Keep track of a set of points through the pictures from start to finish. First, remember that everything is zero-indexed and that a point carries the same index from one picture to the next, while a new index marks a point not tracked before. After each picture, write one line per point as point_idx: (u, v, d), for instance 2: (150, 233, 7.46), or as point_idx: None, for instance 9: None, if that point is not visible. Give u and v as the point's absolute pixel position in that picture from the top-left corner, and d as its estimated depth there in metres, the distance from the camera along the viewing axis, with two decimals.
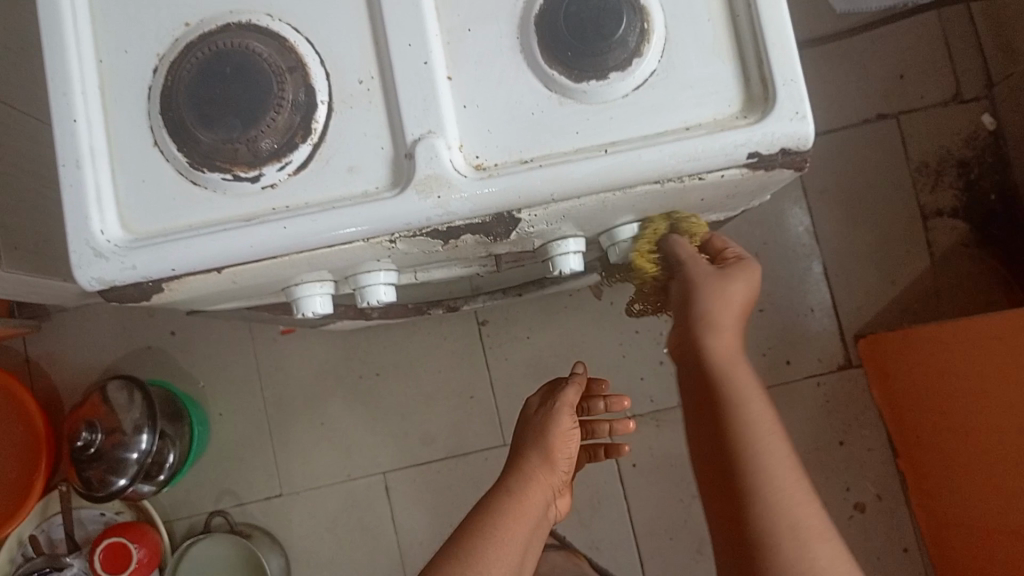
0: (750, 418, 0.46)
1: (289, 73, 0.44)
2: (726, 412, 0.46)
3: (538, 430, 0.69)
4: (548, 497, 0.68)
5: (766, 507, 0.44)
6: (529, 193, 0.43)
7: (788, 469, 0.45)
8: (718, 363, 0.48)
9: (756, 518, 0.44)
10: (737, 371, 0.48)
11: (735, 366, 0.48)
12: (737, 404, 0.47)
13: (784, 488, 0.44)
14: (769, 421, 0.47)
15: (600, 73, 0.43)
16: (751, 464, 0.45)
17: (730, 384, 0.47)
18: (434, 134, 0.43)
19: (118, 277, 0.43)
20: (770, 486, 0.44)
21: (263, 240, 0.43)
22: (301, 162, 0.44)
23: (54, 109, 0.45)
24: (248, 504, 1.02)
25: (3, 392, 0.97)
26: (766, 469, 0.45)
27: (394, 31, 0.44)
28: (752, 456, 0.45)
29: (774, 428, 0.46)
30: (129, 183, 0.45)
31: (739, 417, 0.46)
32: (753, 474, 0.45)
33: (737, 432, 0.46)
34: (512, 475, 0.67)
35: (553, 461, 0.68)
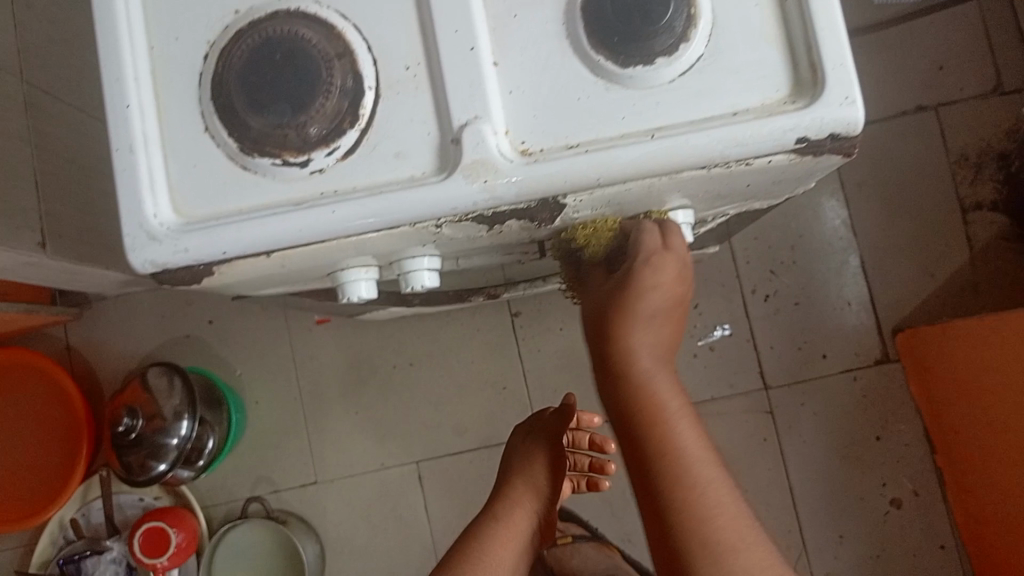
0: (663, 417, 0.45)
1: (337, 59, 0.45)
2: (639, 410, 0.45)
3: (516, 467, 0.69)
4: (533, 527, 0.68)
5: (684, 505, 0.44)
6: (575, 177, 0.43)
7: (704, 466, 0.45)
8: (624, 362, 0.45)
9: (675, 515, 0.44)
10: (644, 363, 0.45)
11: (658, 390, 0.45)
12: (648, 399, 0.45)
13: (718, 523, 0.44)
14: (681, 409, 0.45)
15: (647, 59, 0.43)
16: (663, 462, 0.44)
17: (637, 375, 0.45)
18: (481, 119, 0.44)
19: (170, 260, 0.44)
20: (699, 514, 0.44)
21: (312, 225, 0.43)
22: (349, 147, 0.45)
23: (108, 95, 0.45)
24: (284, 492, 1.03)
25: (46, 379, 0.99)
26: (681, 468, 0.44)
27: (441, 17, 0.44)
28: (665, 460, 0.44)
29: (689, 425, 0.45)
30: (180, 168, 0.45)
31: (652, 417, 0.45)
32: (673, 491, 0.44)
33: (650, 434, 0.45)
34: (496, 503, 0.67)
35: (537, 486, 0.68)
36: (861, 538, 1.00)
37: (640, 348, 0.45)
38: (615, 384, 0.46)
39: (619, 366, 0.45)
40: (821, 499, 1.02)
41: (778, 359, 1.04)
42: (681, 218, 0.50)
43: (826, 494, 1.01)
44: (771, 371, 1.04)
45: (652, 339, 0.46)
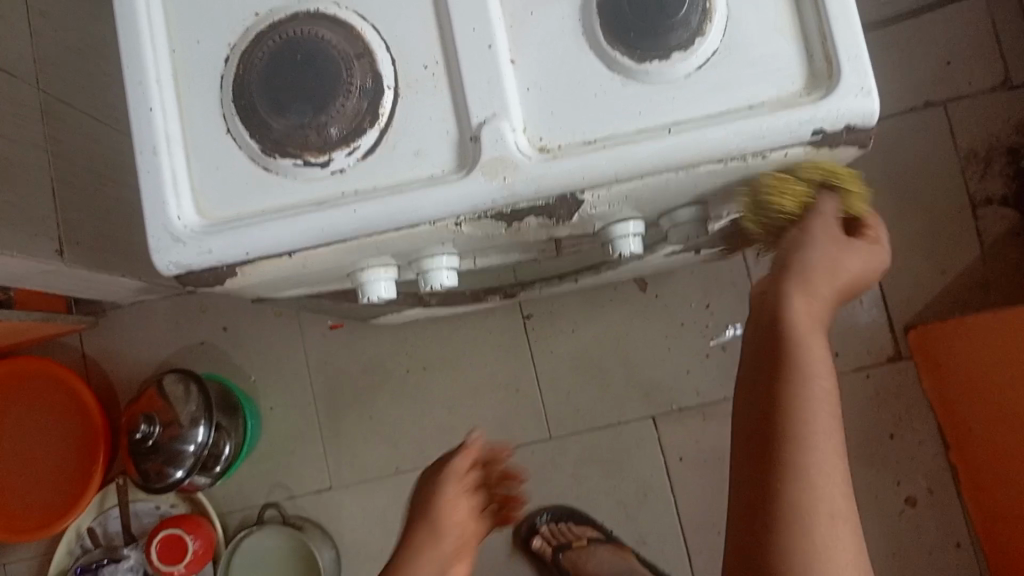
0: (808, 425, 0.42)
1: (357, 60, 0.45)
2: (790, 403, 0.42)
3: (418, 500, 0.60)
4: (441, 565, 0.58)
5: (806, 515, 0.40)
6: (594, 174, 0.43)
7: (836, 493, 0.41)
8: (800, 343, 0.44)
9: (790, 520, 0.40)
10: (808, 323, 0.45)
11: (812, 335, 0.44)
12: (806, 395, 0.43)
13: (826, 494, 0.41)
14: (831, 415, 0.43)
15: (663, 54, 0.44)
16: (796, 455, 0.41)
17: (801, 365, 0.43)
18: (499, 117, 0.44)
19: (195, 261, 0.45)
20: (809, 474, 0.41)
21: (334, 225, 0.44)
22: (369, 147, 0.45)
23: (131, 99, 0.46)
24: (300, 498, 1.03)
25: (63, 388, 1.00)
26: (815, 479, 0.41)
27: (459, 16, 0.45)
28: (802, 459, 0.41)
29: (830, 417, 0.43)
30: (203, 170, 0.46)
31: (797, 416, 0.42)
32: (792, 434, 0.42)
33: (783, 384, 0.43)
34: None
35: None
36: (877, 536, 1.00)
37: (800, 301, 0.45)
38: (774, 353, 0.44)
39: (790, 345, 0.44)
40: None
41: None
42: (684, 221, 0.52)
43: None
44: None
45: (821, 337, 0.45)
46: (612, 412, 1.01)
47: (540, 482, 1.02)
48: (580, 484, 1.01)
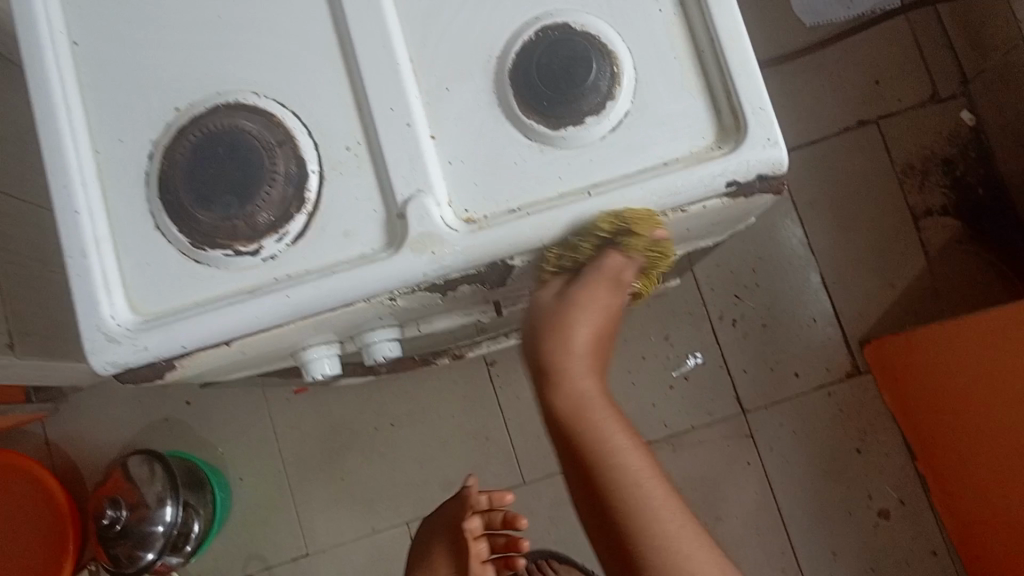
0: (603, 446, 0.47)
1: (279, 147, 0.46)
2: (605, 484, 0.47)
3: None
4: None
5: (653, 541, 0.46)
6: (520, 240, 0.44)
7: (650, 480, 0.47)
8: (575, 401, 0.48)
9: (633, 526, 0.46)
10: (583, 395, 0.48)
11: (590, 401, 0.48)
12: (618, 468, 0.47)
13: (673, 541, 0.46)
14: (643, 465, 0.47)
15: (576, 119, 0.45)
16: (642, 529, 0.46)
17: (594, 429, 0.47)
18: (423, 192, 0.45)
19: (131, 359, 0.45)
20: (660, 541, 0.46)
21: (269, 312, 0.44)
22: (298, 231, 0.46)
23: (57, 203, 0.46)
24: (276, 567, 1.02)
25: (24, 477, 0.98)
26: (629, 484, 0.46)
27: (376, 98, 0.46)
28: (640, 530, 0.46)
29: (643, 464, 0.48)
30: (134, 267, 0.46)
31: (609, 476, 0.47)
32: (624, 504, 0.46)
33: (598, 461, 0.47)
34: None
35: None
36: (855, 552, 1.01)
37: (575, 375, 0.48)
38: (567, 437, 0.48)
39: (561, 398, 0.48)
40: (812, 517, 1.02)
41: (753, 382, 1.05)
42: None
43: (816, 512, 1.02)
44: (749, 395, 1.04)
45: (589, 370, 0.48)
46: None
47: None
48: (556, 526, 1.01)
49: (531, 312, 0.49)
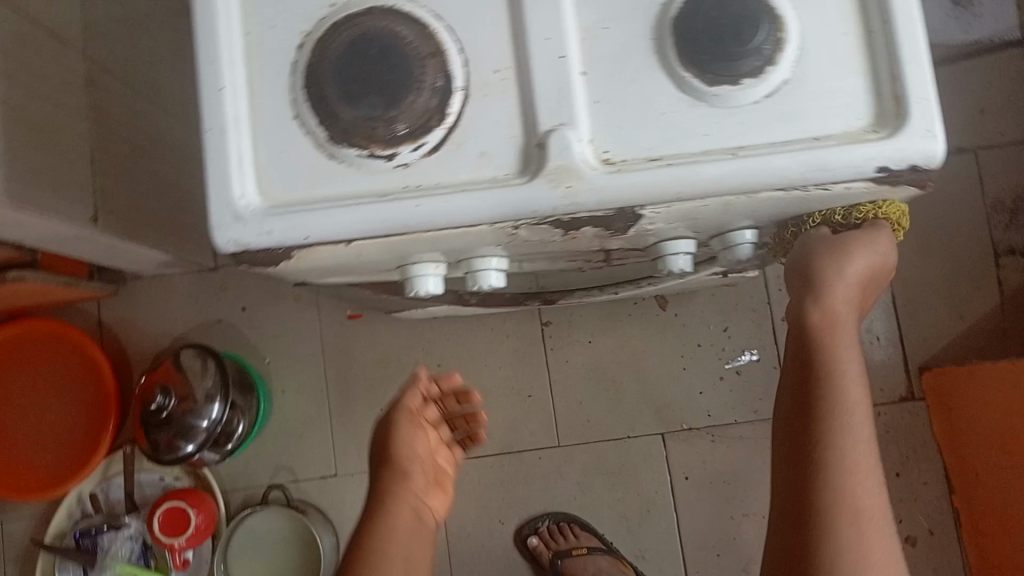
0: (838, 400, 0.48)
1: (430, 58, 0.46)
2: (822, 402, 0.48)
3: (376, 448, 0.65)
4: (424, 474, 0.65)
5: (840, 468, 0.46)
6: (657, 190, 0.44)
7: (863, 439, 0.47)
8: (830, 322, 0.49)
9: (826, 452, 0.47)
10: (837, 319, 0.49)
11: (840, 328, 0.49)
12: (836, 392, 0.48)
13: (856, 481, 0.46)
14: (859, 401, 0.48)
15: (733, 78, 0.44)
16: (833, 453, 0.47)
17: (833, 348, 0.49)
18: (567, 126, 0.45)
19: (254, 241, 0.45)
20: (846, 472, 0.46)
21: (396, 218, 0.45)
22: (435, 144, 0.46)
23: (201, 77, 0.46)
24: (304, 481, 1.03)
25: (78, 352, 1.00)
26: (844, 416, 0.47)
27: (535, 24, 0.45)
28: (840, 458, 0.46)
29: (862, 401, 0.48)
30: (267, 153, 0.46)
31: (831, 396, 0.48)
32: (829, 428, 0.47)
33: (826, 377, 0.48)
34: (373, 503, 0.64)
35: (407, 472, 0.64)
36: None
37: (834, 298, 0.49)
38: (807, 349, 0.49)
39: (816, 340, 0.49)
40: None
41: None
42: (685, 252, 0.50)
43: None
44: None
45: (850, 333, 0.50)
46: (623, 426, 1.02)
47: (545, 489, 1.02)
48: (584, 493, 1.01)
49: (796, 248, 0.51)
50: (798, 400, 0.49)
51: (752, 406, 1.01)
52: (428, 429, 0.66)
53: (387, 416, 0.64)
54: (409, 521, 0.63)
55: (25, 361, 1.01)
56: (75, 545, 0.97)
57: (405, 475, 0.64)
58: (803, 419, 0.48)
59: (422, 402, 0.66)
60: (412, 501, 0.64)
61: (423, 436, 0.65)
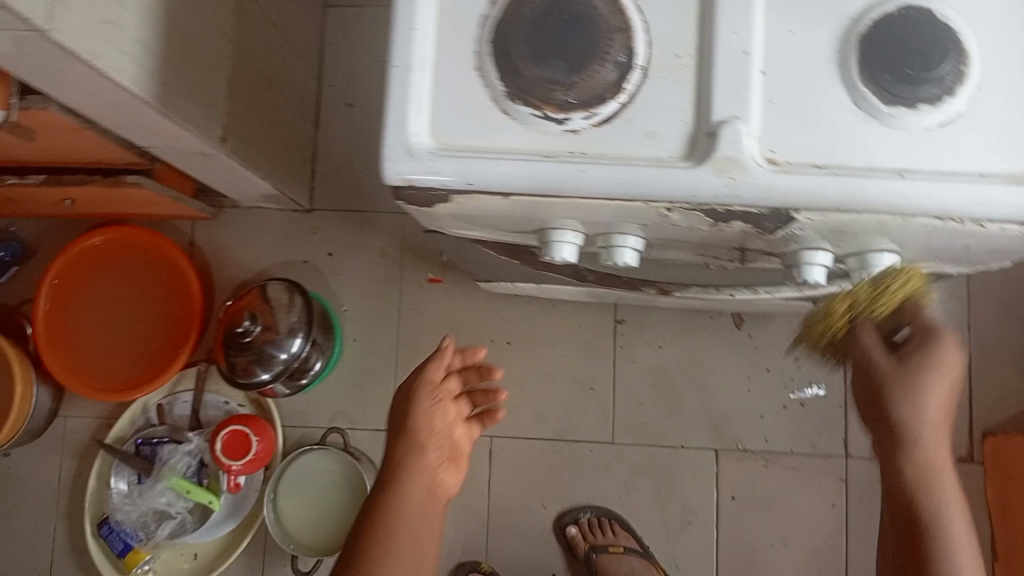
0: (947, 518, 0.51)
1: (618, 33, 0.47)
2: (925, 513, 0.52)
3: (394, 421, 0.66)
4: (439, 446, 0.66)
5: (945, 564, 0.51)
6: (817, 196, 0.45)
7: (961, 532, 0.52)
8: (914, 444, 0.51)
9: (933, 559, 0.51)
10: (929, 435, 0.51)
11: (928, 443, 0.51)
12: (935, 504, 0.52)
13: (964, 569, 0.51)
14: (956, 501, 0.52)
15: (910, 102, 0.46)
16: (941, 556, 0.51)
17: (930, 468, 0.51)
18: (739, 120, 0.46)
19: (421, 178, 0.47)
20: (953, 567, 0.51)
21: (559, 179, 0.46)
22: (607, 116, 0.47)
23: (396, 14, 0.48)
24: (359, 430, 1.05)
25: (173, 267, 1.03)
26: (937, 520, 0.51)
27: (725, 17, 0.46)
28: (947, 560, 0.51)
29: (955, 500, 0.52)
30: (445, 97, 0.48)
31: (933, 511, 0.52)
32: (930, 537, 0.52)
33: (927, 493, 0.51)
34: (382, 478, 0.64)
35: (421, 447, 0.65)
36: None
37: (923, 421, 0.51)
38: (901, 471, 0.52)
39: (907, 457, 0.51)
40: None
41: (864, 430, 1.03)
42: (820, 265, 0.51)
43: None
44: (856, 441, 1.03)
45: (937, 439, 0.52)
46: (678, 434, 1.03)
47: (591, 482, 1.03)
48: (628, 493, 1.02)
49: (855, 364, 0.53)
50: (908, 512, 0.52)
51: (810, 439, 1.01)
52: (450, 402, 0.67)
53: (410, 387, 0.66)
54: (421, 492, 0.64)
55: (116, 265, 1.04)
56: (135, 450, 1.00)
57: (419, 451, 0.64)
58: (908, 531, 0.52)
59: (441, 375, 0.67)
60: (423, 475, 0.64)
61: (443, 409, 0.66)
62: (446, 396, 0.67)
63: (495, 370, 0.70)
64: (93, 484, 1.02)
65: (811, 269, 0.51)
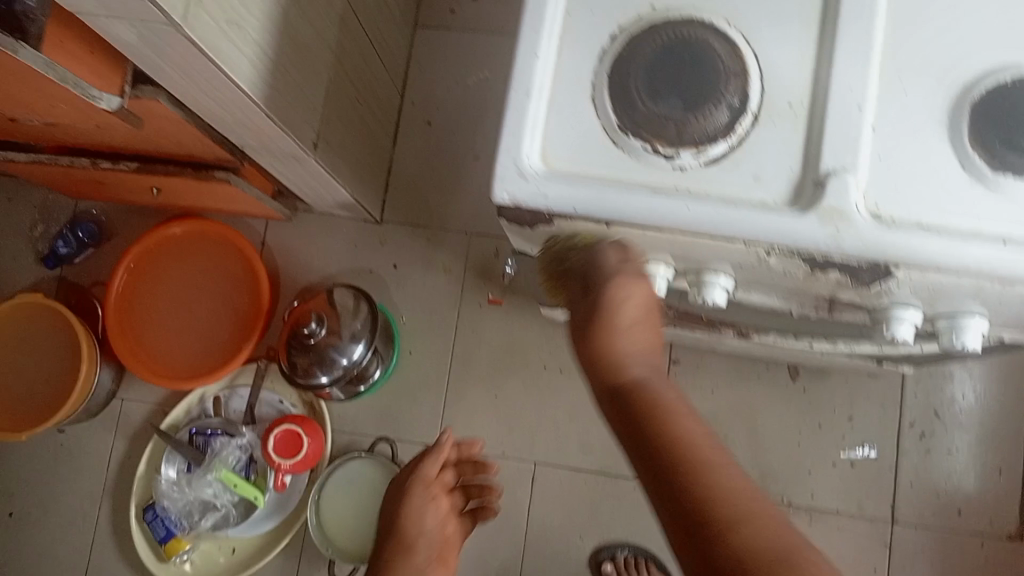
0: (720, 468, 0.48)
1: (734, 78, 0.49)
2: (679, 453, 0.48)
3: (390, 515, 0.85)
4: (427, 545, 0.84)
5: (722, 503, 0.46)
6: (920, 254, 0.45)
7: (727, 473, 0.48)
8: (623, 365, 0.52)
9: (691, 494, 0.47)
10: (627, 355, 0.52)
11: (655, 381, 0.52)
12: (684, 439, 0.49)
13: (706, 492, 0.47)
14: (703, 439, 0.49)
15: (1018, 172, 0.46)
16: (699, 491, 0.47)
17: (660, 404, 0.50)
18: (848, 172, 0.46)
19: (528, 200, 0.49)
20: (720, 503, 0.46)
21: (663, 212, 0.47)
22: (715, 156, 0.48)
23: (521, 41, 0.50)
24: (405, 442, 1.06)
25: (245, 265, 1.05)
26: (706, 462, 0.48)
27: (841, 72, 0.48)
28: (697, 491, 0.47)
29: (703, 438, 0.50)
30: (558, 124, 0.50)
31: (663, 434, 0.49)
32: (688, 474, 0.47)
33: (665, 427, 0.49)
34: (390, 545, 0.83)
35: (421, 521, 0.85)
36: None
37: (625, 347, 0.52)
38: (630, 405, 0.51)
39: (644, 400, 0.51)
40: None
41: (913, 496, 1.01)
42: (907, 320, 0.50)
43: None
44: (903, 506, 1.01)
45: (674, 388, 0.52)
46: None
47: (631, 518, 1.02)
48: None
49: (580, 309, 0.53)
50: (648, 452, 0.49)
51: (858, 499, 1.01)
52: (439, 494, 0.88)
53: (410, 482, 0.86)
54: (427, 558, 0.84)
55: (191, 256, 1.07)
56: (188, 440, 1.02)
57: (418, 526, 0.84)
58: (668, 479, 0.48)
59: (439, 469, 0.89)
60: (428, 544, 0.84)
61: (442, 497, 0.88)
62: (441, 485, 0.89)
63: (489, 466, 0.93)
64: (144, 470, 1.04)
65: (901, 326, 0.50)
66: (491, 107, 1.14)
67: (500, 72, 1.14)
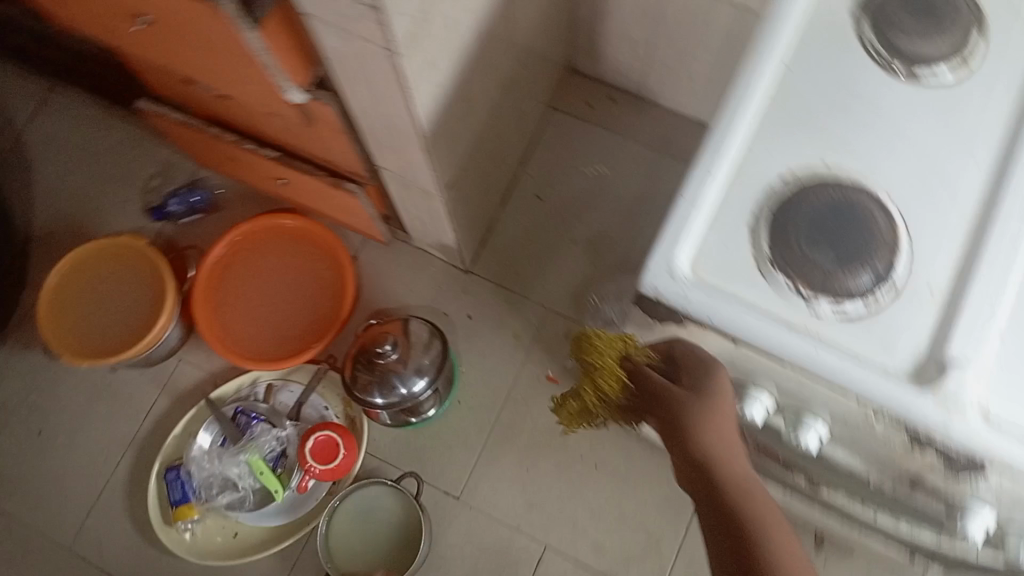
0: (759, 501, 0.54)
1: (885, 250, 0.53)
2: (735, 492, 0.54)
3: None
4: None
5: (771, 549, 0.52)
6: (1020, 462, 0.47)
7: (775, 519, 0.54)
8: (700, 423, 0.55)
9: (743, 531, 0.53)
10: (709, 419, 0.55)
11: (725, 435, 0.56)
12: (740, 486, 0.55)
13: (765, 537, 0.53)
14: (757, 487, 0.55)
15: None
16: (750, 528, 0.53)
17: (718, 457, 0.55)
18: (971, 366, 0.49)
19: (670, 296, 0.52)
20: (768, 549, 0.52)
21: (791, 347, 0.51)
22: (851, 312, 0.51)
23: (701, 157, 0.55)
24: (428, 484, 1.08)
25: (337, 274, 1.10)
26: (757, 512, 0.54)
27: (985, 274, 0.51)
28: (753, 531, 0.53)
29: (756, 484, 0.55)
30: (714, 238, 0.54)
31: (726, 475, 0.55)
32: (741, 510, 0.54)
33: (727, 475, 0.55)
34: None
35: None
36: None
37: (710, 413, 0.55)
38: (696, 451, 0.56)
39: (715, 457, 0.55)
40: None
41: None
42: (982, 519, 0.52)
43: None
44: None
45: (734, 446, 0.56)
46: None
47: None
48: None
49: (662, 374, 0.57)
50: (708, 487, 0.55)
51: None
52: None
53: None
54: None
55: (289, 250, 1.12)
56: (231, 417, 1.05)
57: None
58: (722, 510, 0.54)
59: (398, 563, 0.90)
60: None
61: None
62: None
63: None
64: (180, 431, 1.07)
65: (975, 521, 0.52)
66: (600, 200, 1.19)
67: (619, 172, 1.19)
